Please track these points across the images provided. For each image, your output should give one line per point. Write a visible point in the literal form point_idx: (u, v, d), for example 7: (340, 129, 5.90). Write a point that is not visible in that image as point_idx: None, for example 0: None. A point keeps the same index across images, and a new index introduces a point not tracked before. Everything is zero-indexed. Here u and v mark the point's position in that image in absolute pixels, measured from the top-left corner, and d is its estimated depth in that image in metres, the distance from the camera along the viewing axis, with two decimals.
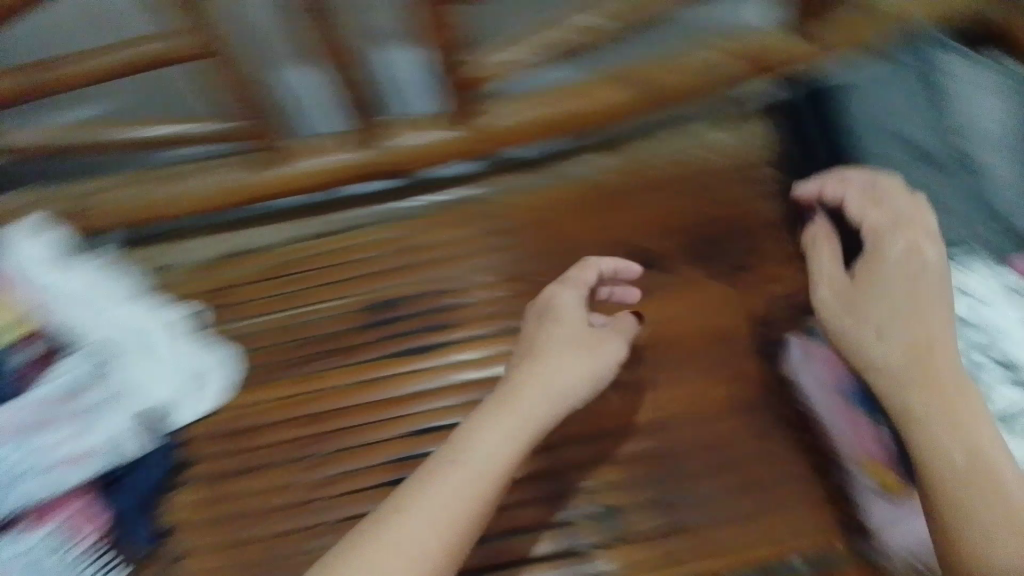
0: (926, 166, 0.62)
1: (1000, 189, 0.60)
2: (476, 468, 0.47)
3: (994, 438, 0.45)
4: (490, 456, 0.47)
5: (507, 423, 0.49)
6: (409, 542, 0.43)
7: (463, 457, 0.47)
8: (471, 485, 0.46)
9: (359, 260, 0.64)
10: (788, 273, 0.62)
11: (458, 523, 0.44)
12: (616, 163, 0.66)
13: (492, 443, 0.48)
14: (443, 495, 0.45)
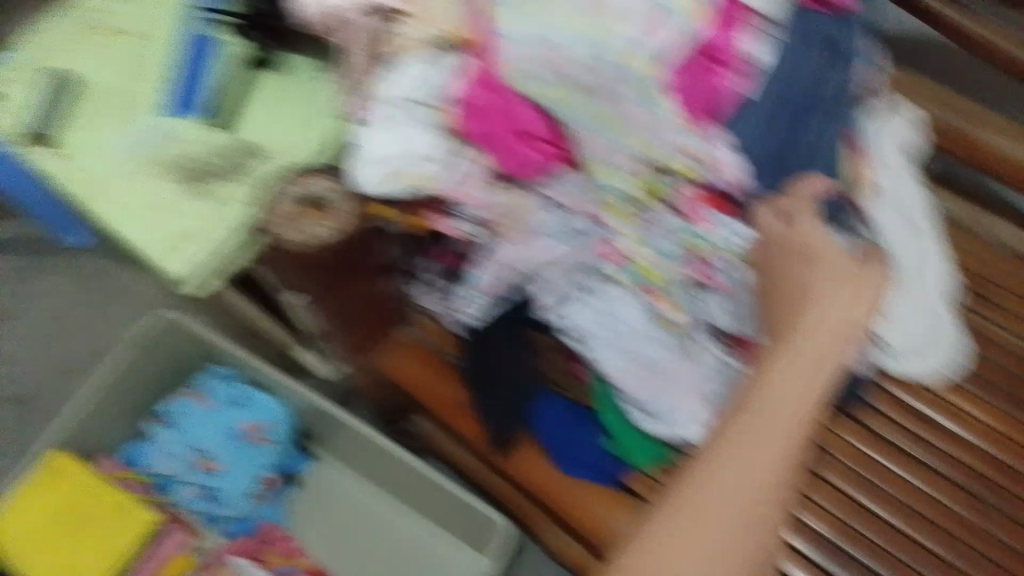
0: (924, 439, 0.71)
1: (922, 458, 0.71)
2: (766, 457, 0.52)
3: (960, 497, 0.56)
4: (796, 401, 0.54)
5: (819, 351, 0.55)
6: (722, 488, 0.52)
7: (765, 408, 0.53)
8: (771, 465, 0.52)
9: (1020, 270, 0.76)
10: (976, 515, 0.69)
11: (773, 484, 0.53)
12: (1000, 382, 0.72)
13: (791, 388, 0.54)
14: (766, 450, 0.52)
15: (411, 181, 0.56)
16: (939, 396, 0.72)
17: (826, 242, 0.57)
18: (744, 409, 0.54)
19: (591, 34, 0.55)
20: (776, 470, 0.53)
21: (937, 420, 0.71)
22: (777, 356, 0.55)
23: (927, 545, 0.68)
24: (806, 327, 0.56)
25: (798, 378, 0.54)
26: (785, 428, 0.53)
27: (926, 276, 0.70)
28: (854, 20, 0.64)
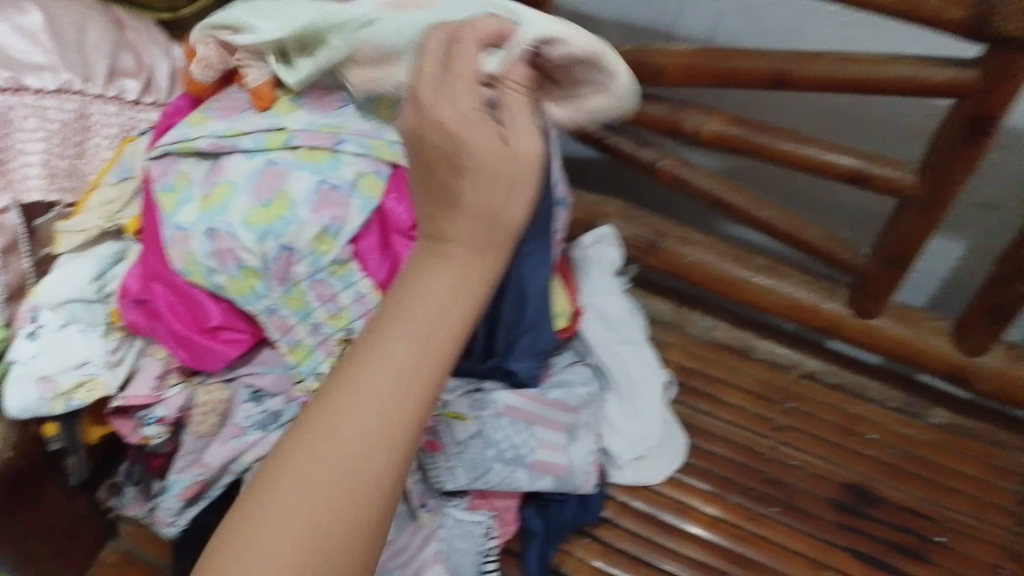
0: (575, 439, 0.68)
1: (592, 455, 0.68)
2: (395, 378, 0.35)
3: (425, 271, 0.37)
4: (425, 333, 0.36)
5: (451, 255, 0.36)
6: (329, 460, 0.34)
7: (395, 324, 0.36)
8: (382, 412, 0.35)
9: (735, 359, 0.80)
10: (693, 486, 0.72)
11: (381, 469, 0.34)
12: (749, 372, 0.79)
13: (425, 310, 0.36)
14: (393, 375, 0.35)
15: (73, 389, 0.54)
16: (674, 498, 0.72)
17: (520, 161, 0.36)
18: (398, 295, 0.37)
19: (274, 222, 0.51)
20: (376, 421, 0.34)
21: (692, 483, 0.73)
22: (421, 273, 0.37)
23: (692, 533, 0.70)
24: (462, 212, 0.36)
25: (445, 292, 0.36)
26: (423, 345, 0.36)
27: (641, 389, 0.73)
28: (551, 143, 0.63)
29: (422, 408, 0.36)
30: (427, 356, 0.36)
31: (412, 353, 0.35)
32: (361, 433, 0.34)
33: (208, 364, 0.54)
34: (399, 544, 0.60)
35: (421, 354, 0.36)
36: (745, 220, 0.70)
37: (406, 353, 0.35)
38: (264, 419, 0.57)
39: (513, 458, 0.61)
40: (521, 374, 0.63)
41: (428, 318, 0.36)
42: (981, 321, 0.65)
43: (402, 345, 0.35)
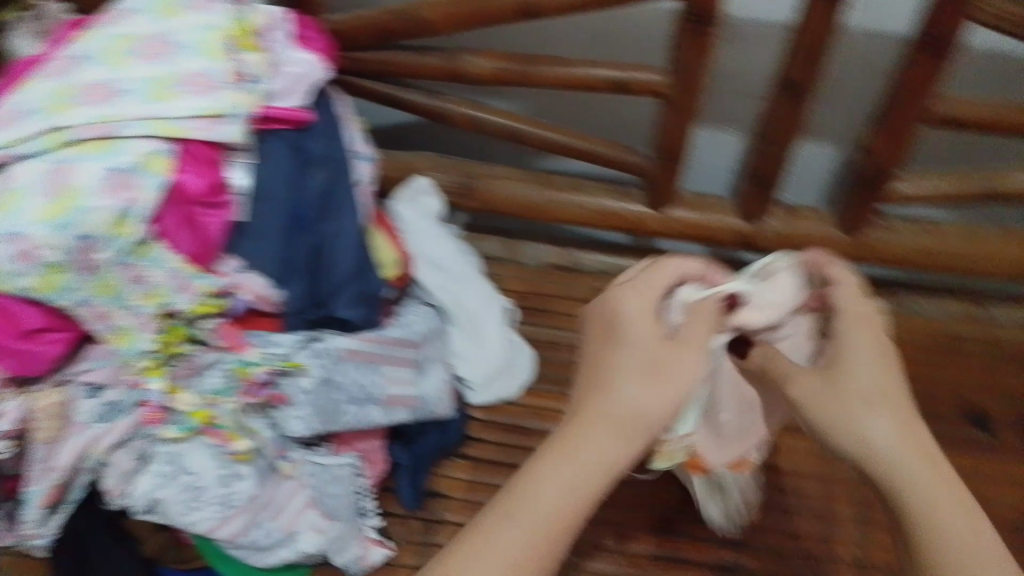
0: (423, 366, 0.73)
1: (441, 378, 0.74)
2: (549, 503, 0.47)
3: (613, 398, 0.50)
4: (591, 464, 0.48)
5: (607, 423, 0.49)
6: (489, 557, 0.46)
7: (566, 464, 0.48)
8: (543, 518, 0.47)
9: (565, 277, 0.87)
10: (548, 394, 0.79)
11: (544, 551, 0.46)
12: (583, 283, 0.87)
13: (599, 447, 0.48)
14: (549, 497, 0.47)
15: None
16: (531, 408, 0.78)
17: (672, 369, 0.50)
18: (579, 417, 0.50)
19: (65, 216, 0.52)
20: (543, 521, 0.47)
21: (545, 391, 0.79)
22: (587, 416, 0.49)
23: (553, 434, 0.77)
24: (604, 408, 0.50)
25: (605, 440, 0.49)
26: (585, 466, 0.48)
27: (480, 317, 0.79)
28: (336, 97, 0.66)
29: (584, 499, 0.48)
30: (599, 480, 0.48)
31: (588, 474, 0.48)
32: (553, 512, 0.47)
33: (35, 367, 0.57)
34: (268, 497, 0.64)
35: (599, 466, 0.48)
36: (538, 141, 0.71)
37: (584, 477, 0.48)
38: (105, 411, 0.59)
39: (366, 398, 0.65)
40: (355, 320, 0.64)
41: (599, 452, 0.48)
42: (753, 193, 0.74)
43: (572, 474, 0.48)
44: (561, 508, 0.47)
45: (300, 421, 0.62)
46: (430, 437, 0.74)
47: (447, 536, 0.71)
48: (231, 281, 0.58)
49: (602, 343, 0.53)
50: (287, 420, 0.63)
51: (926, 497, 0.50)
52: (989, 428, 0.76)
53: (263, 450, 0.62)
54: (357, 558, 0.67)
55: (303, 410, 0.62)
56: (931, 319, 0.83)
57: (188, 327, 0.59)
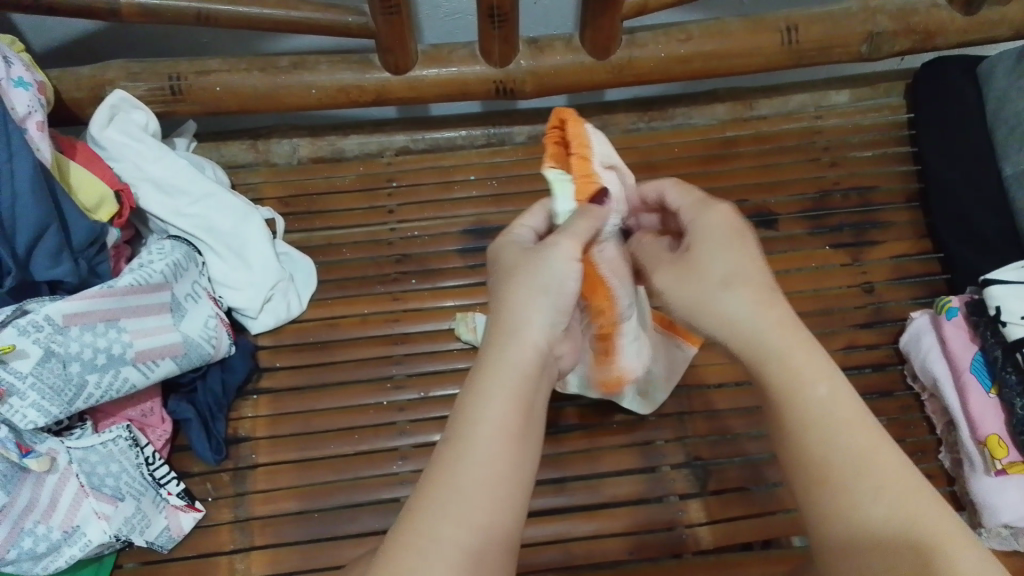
0: (184, 307, 0.64)
1: (203, 313, 0.66)
2: (495, 425, 0.40)
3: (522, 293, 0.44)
4: (518, 367, 0.42)
5: (519, 335, 0.43)
6: (454, 504, 0.37)
7: (493, 384, 0.41)
8: (494, 448, 0.39)
9: (329, 170, 0.80)
10: (336, 298, 0.74)
11: (508, 490, 0.39)
12: (350, 172, 0.80)
13: (520, 355, 0.42)
14: (495, 422, 0.40)
15: None
16: (321, 317, 0.73)
17: (569, 264, 0.45)
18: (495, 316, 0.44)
19: None
20: (501, 429, 0.40)
21: (333, 295, 0.74)
22: (507, 306, 0.44)
23: (352, 338, 0.72)
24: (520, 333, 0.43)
25: (521, 353, 0.42)
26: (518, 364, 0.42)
27: (239, 236, 0.71)
28: None
29: (530, 391, 0.42)
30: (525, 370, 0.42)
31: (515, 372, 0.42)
32: (496, 417, 0.40)
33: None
34: (28, 500, 0.55)
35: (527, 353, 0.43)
36: (232, 19, 0.63)
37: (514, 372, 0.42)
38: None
39: (110, 361, 0.57)
40: (65, 278, 0.56)
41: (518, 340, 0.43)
42: (493, 33, 0.68)
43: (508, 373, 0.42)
44: (499, 413, 0.40)
45: (36, 408, 0.54)
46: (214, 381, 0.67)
47: (258, 480, 0.65)
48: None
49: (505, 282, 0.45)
50: (19, 410, 0.53)
51: (883, 512, 0.38)
52: (771, 223, 0.78)
53: (2, 454, 0.53)
54: (162, 530, 0.61)
55: (35, 397, 0.54)
56: (703, 128, 0.82)
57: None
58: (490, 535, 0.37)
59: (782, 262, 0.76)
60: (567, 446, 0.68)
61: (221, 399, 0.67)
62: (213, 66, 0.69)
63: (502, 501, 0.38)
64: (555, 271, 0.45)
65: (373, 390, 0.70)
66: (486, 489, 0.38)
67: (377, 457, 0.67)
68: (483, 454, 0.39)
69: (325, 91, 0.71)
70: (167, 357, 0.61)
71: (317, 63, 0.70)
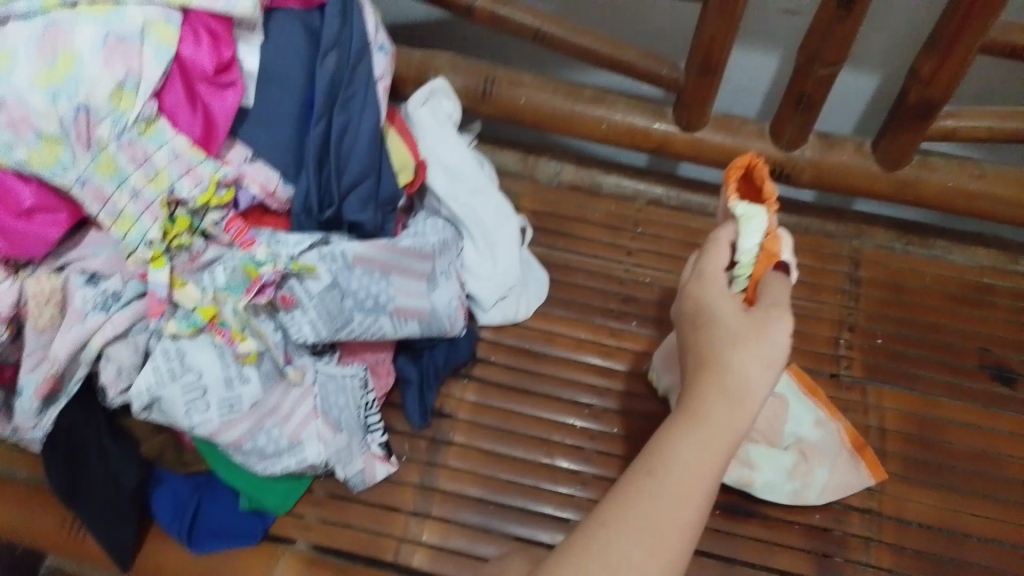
0: (436, 278, 0.70)
1: (449, 292, 0.70)
2: (689, 466, 0.43)
3: (730, 343, 0.46)
4: (719, 424, 0.44)
5: (731, 391, 0.45)
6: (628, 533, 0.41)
7: (690, 437, 0.44)
8: (680, 485, 0.42)
9: (584, 199, 0.84)
10: (560, 315, 0.77)
11: (681, 533, 0.41)
12: (603, 206, 0.84)
13: (725, 411, 0.44)
14: (687, 463, 0.43)
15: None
16: (542, 329, 0.76)
17: (771, 333, 0.46)
18: (703, 363, 0.47)
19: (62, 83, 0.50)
20: (689, 476, 0.42)
21: (558, 313, 0.77)
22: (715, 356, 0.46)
23: (565, 357, 0.75)
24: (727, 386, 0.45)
25: (723, 408, 0.44)
26: (720, 419, 0.44)
27: (496, 232, 0.76)
28: None
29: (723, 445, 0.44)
30: (720, 424, 0.44)
31: (713, 424, 0.44)
32: (685, 462, 0.43)
33: (29, 250, 0.52)
34: (273, 404, 0.60)
35: (725, 407, 0.44)
36: (566, 45, 0.69)
37: (710, 423, 0.44)
38: (91, 281, 0.55)
39: (375, 308, 0.62)
40: (365, 223, 0.62)
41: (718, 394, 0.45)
42: (794, 117, 0.70)
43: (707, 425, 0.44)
44: (688, 460, 0.43)
45: (310, 324, 0.59)
46: (438, 354, 0.71)
47: (450, 457, 0.69)
48: (237, 171, 0.57)
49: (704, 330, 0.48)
50: (298, 323, 0.59)
51: None
52: (1011, 381, 0.74)
53: (272, 354, 0.59)
54: (359, 472, 0.65)
55: (313, 315, 0.59)
56: (959, 267, 0.80)
57: (193, 218, 0.56)
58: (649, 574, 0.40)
59: (1012, 424, 0.72)
60: (743, 528, 0.67)
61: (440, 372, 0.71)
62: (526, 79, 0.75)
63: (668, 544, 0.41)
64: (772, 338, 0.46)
65: (572, 411, 0.72)
66: (659, 524, 0.41)
67: (559, 473, 0.69)
68: (662, 493, 0.42)
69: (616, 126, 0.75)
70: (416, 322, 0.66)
71: (618, 102, 0.75)
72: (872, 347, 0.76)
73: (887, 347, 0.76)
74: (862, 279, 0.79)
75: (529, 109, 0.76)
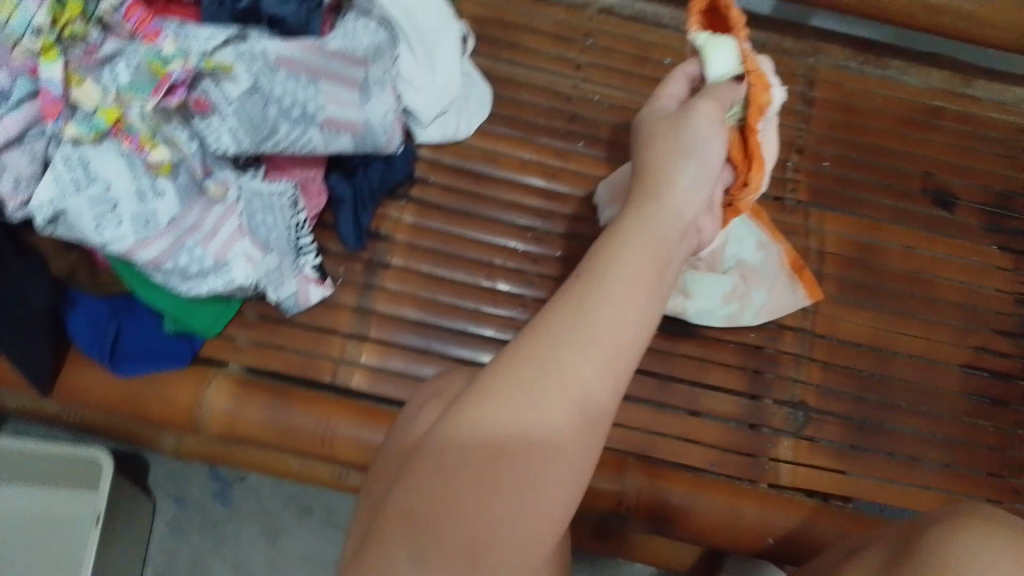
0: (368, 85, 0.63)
1: (383, 103, 0.64)
2: (630, 268, 0.35)
3: (670, 154, 0.41)
4: (664, 230, 0.38)
5: (669, 195, 0.39)
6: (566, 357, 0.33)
7: (630, 236, 0.37)
8: (628, 286, 0.35)
9: (530, 7, 0.77)
10: (502, 133, 0.72)
11: (629, 350, 0.34)
12: (552, 15, 0.77)
13: (665, 215, 0.38)
14: (627, 265, 0.35)
15: None
16: (484, 148, 0.72)
17: (711, 128, 0.42)
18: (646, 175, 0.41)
19: None
20: (638, 285, 0.35)
21: (501, 132, 0.73)
22: (664, 160, 0.41)
23: (508, 178, 0.71)
24: (665, 207, 0.39)
25: (665, 215, 0.38)
26: (664, 222, 0.38)
27: (436, 40, 0.69)
28: None
29: (668, 247, 0.37)
30: (665, 225, 0.38)
31: (660, 229, 0.37)
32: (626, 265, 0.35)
33: None
34: (194, 220, 0.55)
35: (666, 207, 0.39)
36: None
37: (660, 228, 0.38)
38: None
39: (303, 118, 0.57)
40: (288, 19, 0.56)
41: (658, 197, 0.39)
42: None
43: (654, 224, 0.38)
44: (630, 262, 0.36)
45: (228, 132, 0.53)
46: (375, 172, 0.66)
47: (388, 280, 0.66)
48: None
49: (664, 144, 0.41)
50: (219, 135, 0.53)
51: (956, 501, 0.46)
52: (950, 206, 0.75)
53: (186, 167, 0.53)
54: (292, 295, 0.62)
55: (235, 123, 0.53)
56: (912, 89, 0.78)
57: (92, 15, 0.49)
58: (591, 404, 0.33)
59: (945, 246, 0.73)
60: (682, 348, 0.68)
61: (374, 192, 0.67)
62: None
63: (614, 368, 0.34)
64: (697, 134, 0.41)
65: (514, 235, 0.70)
66: (609, 344, 0.34)
67: (501, 297, 0.68)
68: (598, 305, 0.34)
69: None
70: (347, 135, 0.61)
71: None
72: (819, 170, 0.74)
73: (834, 171, 0.74)
74: (815, 101, 0.76)
75: None
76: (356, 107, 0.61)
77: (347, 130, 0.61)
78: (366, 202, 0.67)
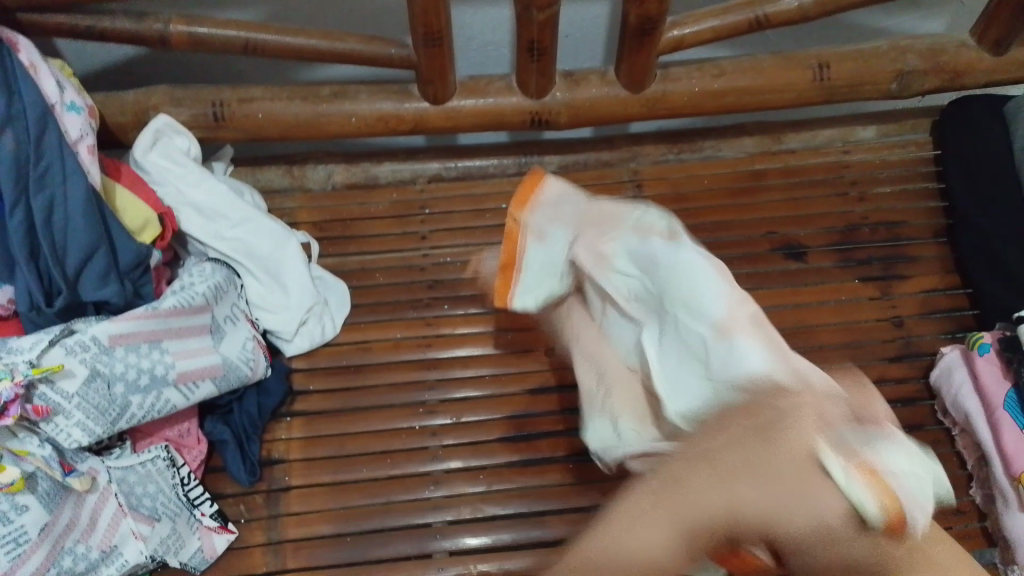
0: (219, 324, 0.65)
1: (237, 337, 0.66)
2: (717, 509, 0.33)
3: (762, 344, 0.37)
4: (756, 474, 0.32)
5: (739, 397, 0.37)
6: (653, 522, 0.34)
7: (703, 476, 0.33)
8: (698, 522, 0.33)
9: (363, 197, 0.81)
10: (366, 321, 0.74)
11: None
12: (385, 198, 0.80)
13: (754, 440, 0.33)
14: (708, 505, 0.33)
15: None
16: (354, 342, 0.73)
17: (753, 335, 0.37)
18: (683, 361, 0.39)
19: None
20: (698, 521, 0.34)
21: (366, 321, 0.74)
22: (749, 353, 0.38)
23: (386, 362, 0.72)
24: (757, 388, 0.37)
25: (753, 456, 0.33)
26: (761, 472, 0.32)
27: (276, 260, 0.72)
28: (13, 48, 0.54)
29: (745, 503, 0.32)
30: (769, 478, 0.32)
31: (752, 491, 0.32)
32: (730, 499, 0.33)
33: None
34: (69, 519, 0.56)
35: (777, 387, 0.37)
36: (277, 49, 0.64)
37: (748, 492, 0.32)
38: None
39: (152, 383, 0.57)
40: (113, 299, 0.57)
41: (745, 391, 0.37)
42: (531, 66, 0.69)
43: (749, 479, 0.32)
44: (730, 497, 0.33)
45: (80, 427, 0.54)
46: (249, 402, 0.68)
47: (291, 504, 0.66)
48: None
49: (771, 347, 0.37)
50: (71, 433, 0.54)
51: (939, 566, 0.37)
52: (800, 256, 0.79)
53: (49, 472, 0.53)
54: (196, 552, 0.62)
55: (83, 417, 0.54)
56: (731, 161, 0.83)
57: None
58: None
59: (811, 295, 0.77)
60: (601, 475, 0.68)
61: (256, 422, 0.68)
62: (258, 92, 0.70)
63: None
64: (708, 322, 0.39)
65: (405, 417, 0.70)
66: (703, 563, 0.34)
67: (409, 481, 0.67)
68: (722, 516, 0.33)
69: (365, 116, 0.72)
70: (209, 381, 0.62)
71: (360, 92, 0.72)
72: None
73: None
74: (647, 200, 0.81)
75: (268, 125, 0.71)
76: (212, 350, 0.62)
77: (206, 377, 0.61)
78: (251, 434, 0.67)
